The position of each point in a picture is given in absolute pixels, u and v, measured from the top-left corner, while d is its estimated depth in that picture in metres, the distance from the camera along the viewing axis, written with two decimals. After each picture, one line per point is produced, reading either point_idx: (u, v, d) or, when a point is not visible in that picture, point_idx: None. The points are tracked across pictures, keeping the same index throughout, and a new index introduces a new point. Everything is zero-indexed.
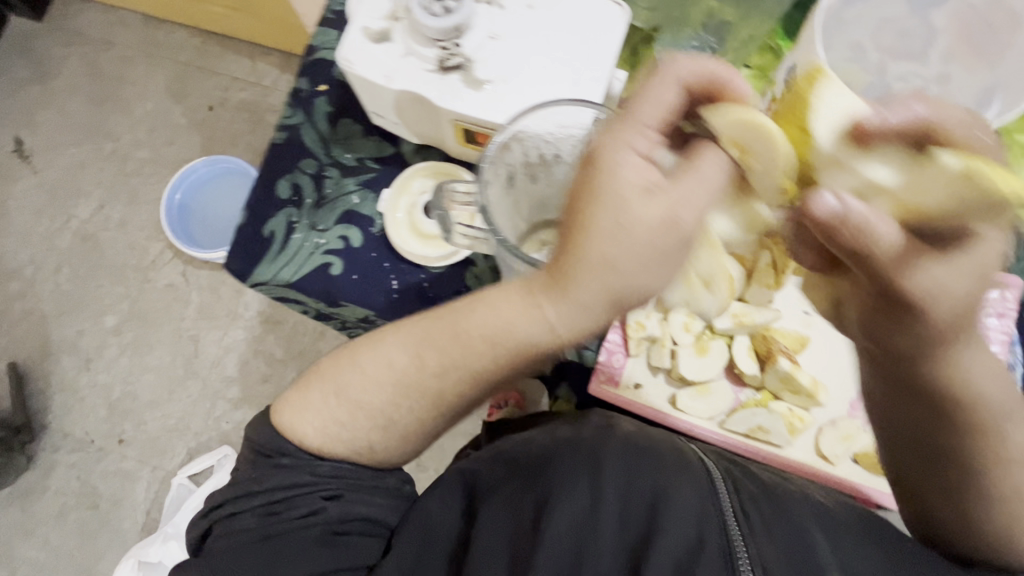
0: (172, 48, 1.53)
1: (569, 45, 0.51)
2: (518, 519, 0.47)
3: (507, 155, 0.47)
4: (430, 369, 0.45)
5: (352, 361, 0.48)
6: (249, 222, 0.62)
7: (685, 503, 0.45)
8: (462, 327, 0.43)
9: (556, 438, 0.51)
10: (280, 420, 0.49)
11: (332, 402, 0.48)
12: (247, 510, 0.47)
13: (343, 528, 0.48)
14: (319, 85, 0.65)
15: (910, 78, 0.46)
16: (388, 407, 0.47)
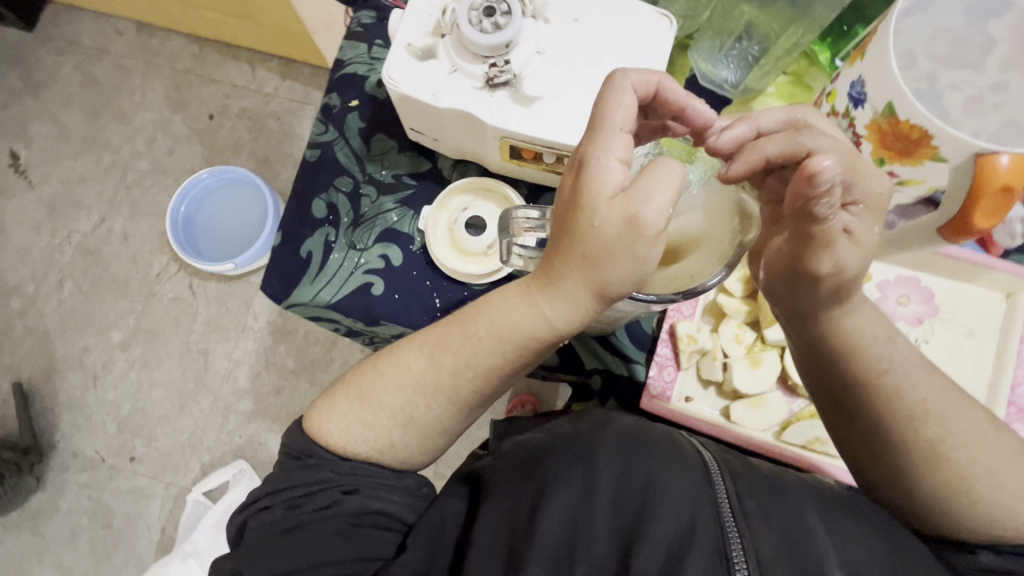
0: (170, 56, 1.50)
1: (619, 58, 0.50)
2: (513, 519, 0.43)
3: None
4: (447, 369, 0.43)
5: (375, 369, 0.47)
6: (284, 242, 0.61)
7: (680, 494, 0.40)
8: (465, 327, 0.42)
9: (553, 437, 0.47)
10: (310, 423, 0.48)
11: (359, 404, 0.46)
12: (272, 504, 0.46)
13: (360, 521, 0.45)
14: (350, 100, 0.64)
15: (963, 87, 0.46)
16: (407, 405, 0.45)
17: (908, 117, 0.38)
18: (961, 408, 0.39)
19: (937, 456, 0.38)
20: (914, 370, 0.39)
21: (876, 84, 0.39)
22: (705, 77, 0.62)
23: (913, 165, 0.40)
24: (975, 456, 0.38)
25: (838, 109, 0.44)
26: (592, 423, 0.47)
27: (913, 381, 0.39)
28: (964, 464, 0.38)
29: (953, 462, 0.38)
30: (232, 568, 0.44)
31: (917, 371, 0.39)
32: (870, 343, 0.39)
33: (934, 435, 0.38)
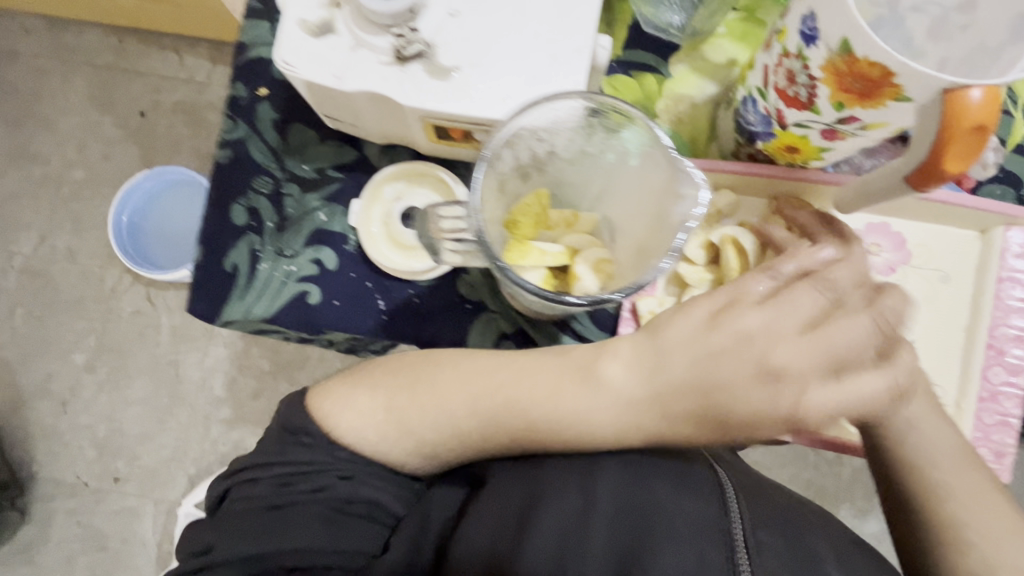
0: (87, 51, 1.38)
1: (544, 13, 0.44)
2: (501, 518, 0.42)
3: (499, 163, 0.40)
4: (492, 421, 0.42)
5: (410, 387, 0.44)
6: (206, 256, 0.55)
7: (686, 520, 0.40)
8: (551, 428, 0.41)
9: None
10: (318, 404, 0.45)
11: (381, 417, 0.44)
12: (263, 477, 0.45)
13: (349, 508, 0.44)
14: (258, 89, 0.57)
15: (927, 9, 0.41)
16: (435, 438, 0.44)
17: (866, 55, 0.33)
18: (993, 506, 0.38)
19: (962, 543, 0.38)
20: (956, 469, 0.39)
21: (830, 17, 0.34)
22: (653, 24, 0.57)
23: (875, 107, 0.36)
24: (1000, 550, 0.37)
25: (790, 50, 0.38)
26: None
27: (937, 463, 0.39)
28: (987, 555, 0.37)
29: (978, 556, 0.37)
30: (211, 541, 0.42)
31: (962, 470, 0.39)
32: (899, 413, 0.40)
33: (957, 520, 0.38)
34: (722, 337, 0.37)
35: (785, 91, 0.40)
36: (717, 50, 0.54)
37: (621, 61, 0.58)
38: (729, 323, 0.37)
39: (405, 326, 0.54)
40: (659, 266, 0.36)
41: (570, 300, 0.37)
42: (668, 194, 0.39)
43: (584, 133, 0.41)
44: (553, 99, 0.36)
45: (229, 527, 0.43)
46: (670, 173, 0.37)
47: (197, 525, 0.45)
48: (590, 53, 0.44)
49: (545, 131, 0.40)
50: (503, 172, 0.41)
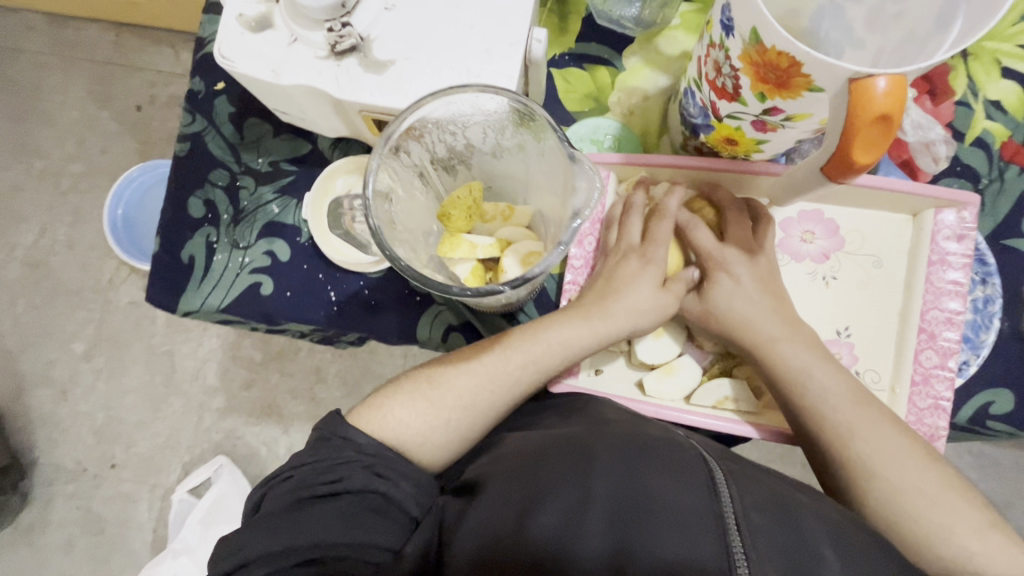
0: (86, 46, 1.40)
1: (478, 8, 0.44)
2: (501, 519, 0.40)
3: (406, 158, 0.40)
4: (513, 367, 0.48)
5: (437, 376, 0.48)
6: (164, 247, 0.56)
7: (681, 508, 0.37)
8: (564, 340, 0.47)
9: (552, 437, 0.45)
10: (361, 414, 0.47)
11: (427, 390, 0.48)
12: (293, 474, 0.43)
13: (367, 504, 0.42)
14: (215, 84, 0.58)
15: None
16: (470, 398, 0.47)
17: (773, 45, 0.33)
18: (890, 434, 0.43)
19: (863, 472, 0.43)
20: (877, 438, 0.43)
21: (739, 9, 0.34)
22: (605, 16, 0.56)
23: (793, 98, 0.36)
24: (903, 473, 0.42)
25: (715, 41, 0.38)
26: (589, 424, 0.46)
27: (832, 404, 0.44)
28: (895, 482, 0.42)
29: (883, 481, 0.42)
30: (231, 545, 0.40)
31: (886, 441, 0.43)
32: (790, 367, 0.46)
33: (861, 454, 0.43)
34: (630, 276, 0.48)
35: (715, 82, 0.40)
36: (671, 43, 0.56)
37: (572, 54, 0.58)
38: (628, 268, 0.49)
39: (356, 318, 0.55)
40: (552, 253, 0.37)
41: (457, 291, 0.36)
42: (567, 187, 0.39)
43: (498, 130, 0.41)
44: (449, 91, 0.36)
45: (252, 529, 0.40)
46: (565, 164, 0.38)
47: (223, 538, 0.42)
48: (523, 46, 0.44)
49: (455, 123, 0.40)
50: (419, 163, 0.42)
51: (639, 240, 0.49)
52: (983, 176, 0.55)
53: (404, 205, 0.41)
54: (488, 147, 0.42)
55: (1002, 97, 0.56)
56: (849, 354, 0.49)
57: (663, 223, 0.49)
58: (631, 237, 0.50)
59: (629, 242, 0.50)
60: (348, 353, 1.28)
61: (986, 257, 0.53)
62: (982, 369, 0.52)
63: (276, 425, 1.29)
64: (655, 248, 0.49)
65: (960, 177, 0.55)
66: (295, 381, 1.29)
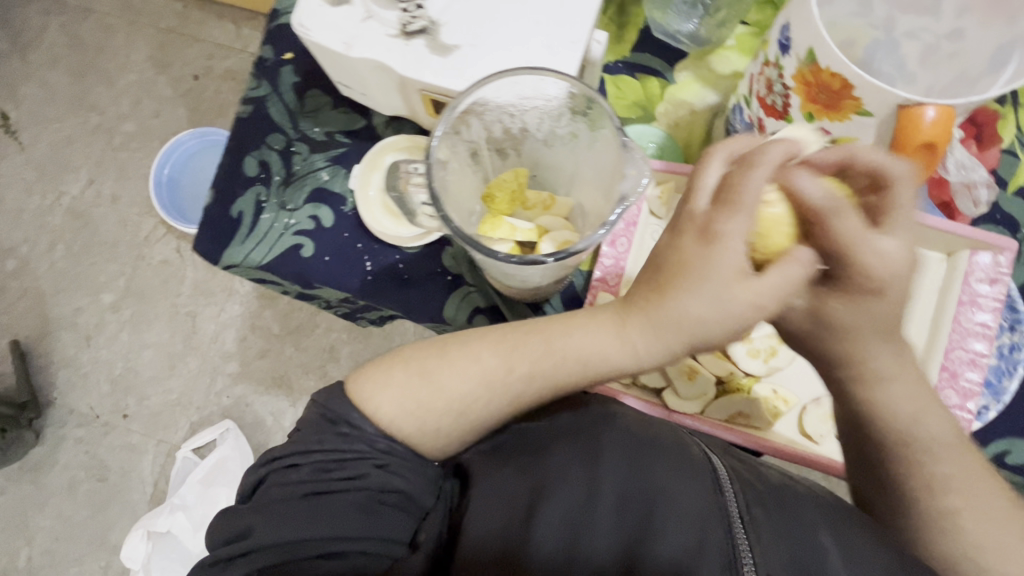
0: (154, 14, 1.46)
1: (545, 7, 0.46)
2: (511, 506, 0.41)
3: (466, 132, 0.43)
4: (519, 375, 0.42)
5: (424, 371, 0.44)
6: (215, 200, 0.59)
7: (689, 503, 0.40)
8: (579, 354, 0.40)
9: (553, 427, 0.46)
10: (355, 387, 0.45)
11: (417, 383, 0.44)
12: (302, 463, 0.43)
13: (383, 498, 0.43)
14: (284, 53, 0.61)
15: (919, 35, 0.42)
16: (467, 397, 0.43)
17: (828, 66, 0.34)
18: (976, 476, 0.40)
19: (942, 506, 0.40)
20: (974, 495, 0.40)
21: (798, 27, 0.35)
22: (662, 30, 0.58)
23: (841, 120, 0.37)
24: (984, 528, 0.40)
25: (770, 59, 0.39)
26: (591, 418, 0.46)
27: (936, 456, 0.40)
28: (966, 515, 0.40)
29: (951, 513, 0.40)
30: (246, 526, 0.41)
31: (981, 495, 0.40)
32: (901, 419, 0.39)
33: (949, 497, 0.40)
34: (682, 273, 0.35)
35: (764, 100, 0.41)
36: (723, 62, 0.56)
37: (626, 62, 0.60)
38: (679, 254, 0.35)
39: (387, 290, 0.57)
40: (597, 233, 0.38)
41: (502, 256, 0.38)
42: (614, 174, 0.41)
43: (553, 117, 0.43)
44: (515, 72, 0.38)
45: (265, 515, 0.41)
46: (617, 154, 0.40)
47: (231, 507, 0.44)
48: (583, 46, 0.45)
49: (515, 106, 0.42)
50: (473, 141, 0.44)
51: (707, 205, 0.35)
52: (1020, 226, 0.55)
53: (458, 179, 0.44)
54: (541, 132, 0.44)
55: None
56: None
57: (756, 175, 0.33)
58: (695, 205, 0.35)
59: (691, 213, 0.35)
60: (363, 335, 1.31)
61: (1018, 304, 0.52)
62: (1000, 417, 0.51)
63: (285, 396, 1.31)
64: (733, 220, 0.34)
65: (999, 226, 0.55)
66: (308, 356, 1.32)
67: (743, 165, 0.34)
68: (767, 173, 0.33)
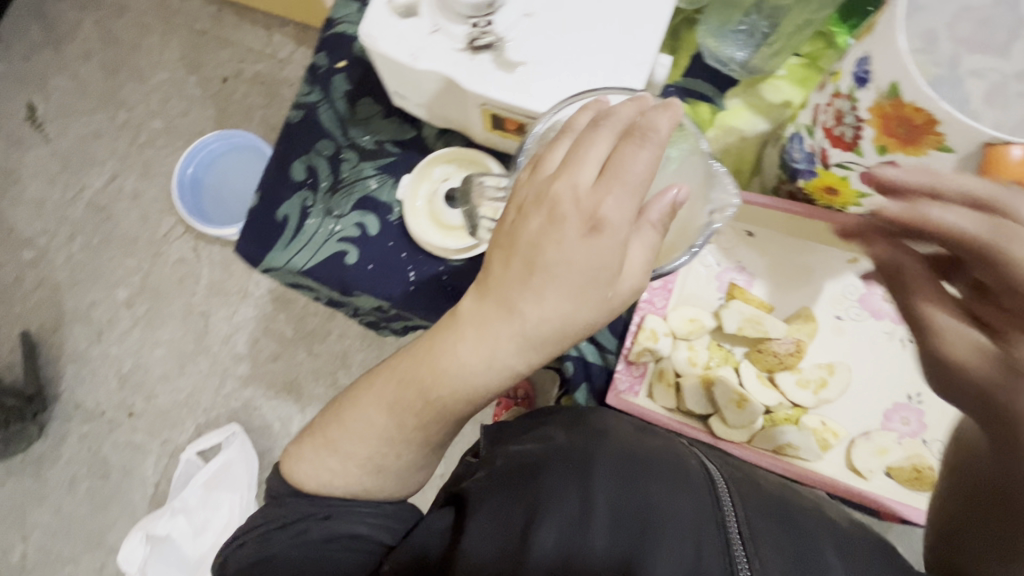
0: (187, 15, 1.46)
1: (611, 30, 0.46)
2: (507, 528, 0.40)
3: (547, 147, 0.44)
4: (409, 425, 0.44)
5: (326, 445, 0.48)
6: (261, 203, 0.59)
7: (679, 516, 0.38)
8: (449, 385, 0.40)
9: (548, 450, 0.45)
10: (284, 467, 0.50)
11: (325, 453, 0.47)
12: (247, 540, 0.48)
13: (332, 544, 0.46)
14: (338, 62, 0.61)
15: (986, 74, 0.42)
16: (376, 455, 0.46)
17: (914, 101, 0.34)
18: None
19: None
20: None
21: (883, 62, 0.35)
22: (712, 55, 0.58)
23: (915, 155, 0.37)
24: None
25: (842, 91, 0.40)
26: (588, 434, 0.46)
27: None
28: None
29: None
30: None
31: None
32: None
33: None
34: (562, 261, 0.35)
35: (831, 130, 0.42)
36: (774, 90, 0.55)
37: (678, 87, 0.60)
38: (554, 240, 0.35)
39: (430, 300, 0.57)
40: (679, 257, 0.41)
41: None
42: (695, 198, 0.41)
43: None
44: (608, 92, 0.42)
45: None
46: (703, 177, 0.40)
47: None
48: (648, 69, 0.46)
49: None
50: None
51: (591, 181, 0.34)
52: None
53: None
54: None
55: None
56: (915, 423, 0.50)
57: (643, 150, 0.34)
58: (577, 182, 0.35)
59: (572, 185, 0.34)
60: (376, 346, 1.28)
61: None
62: None
63: (293, 402, 1.29)
64: (607, 207, 0.34)
65: None
66: (321, 362, 1.29)
67: (630, 138, 0.34)
68: (609, 132, 0.35)
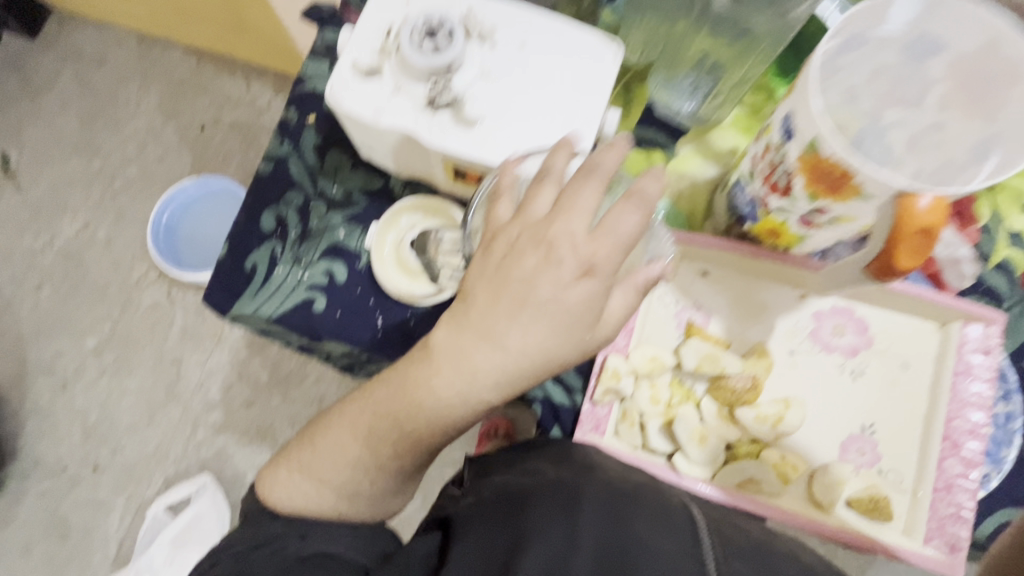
0: (166, 66, 1.49)
1: (562, 89, 0.49)
2: (487, 561, 0.40)
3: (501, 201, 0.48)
4: (384, 455, 0.45)
5: (301, 467, 0.49)
6: (229, 253, 0.60)
7: (660, 558, 0.36)
8: (426, 415, 0.42)
9: (535, 483, 0.45)
10: (260, 487, 0.50)
11: (300, 475, 0.48)
12: (216, 559, 0.46)
13: (307, 560, 0.45)
14: (307, 117, 0.64)
15: (904, 124, 0.44)
16: (351, 481, 0.47)
17: (830, 155, 0.38)
18: None
19: None
20: None
21: (805, 120, 0.38)
22: (663, 107, 0.62)
23: (843, 201, 0.40)
24: None
25: (773, 143, 0.43)
26: (575, 469, 0.45)
27: None
28: None
29: None
30: None
31: None
32: None
33: None
34: (547, 300, 0.38)
35: (768, 178, 0.44)
36: (722, 139, 0.60)
37: (632, 136, 0.63)
38: (549, 278, 0.38)
39: (399, 346, 0.58)
40: None
41: None
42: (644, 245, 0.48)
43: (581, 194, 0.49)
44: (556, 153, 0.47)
45: None
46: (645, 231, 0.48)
47: None
48: (597, 126, 0.49)
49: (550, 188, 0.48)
50: None
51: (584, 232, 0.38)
52: (1005, 298, 0.56)
53: None
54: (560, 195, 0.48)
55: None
56: (870, 454, 0.51)
57: (628, 212, 0.38)
58: (573, 229, 0.38)
59: (565, 231, 0.38)
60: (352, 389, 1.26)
61: (1009, 376, 0.53)
62: (1004, 485, 0.51)
63: (268, 450, 1.25)
64: (594, 246, 0.38)
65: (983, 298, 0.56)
66: (296, 408, 1.27)
67: (627, 201, 0.38)
68: (593, 188, 0.39)
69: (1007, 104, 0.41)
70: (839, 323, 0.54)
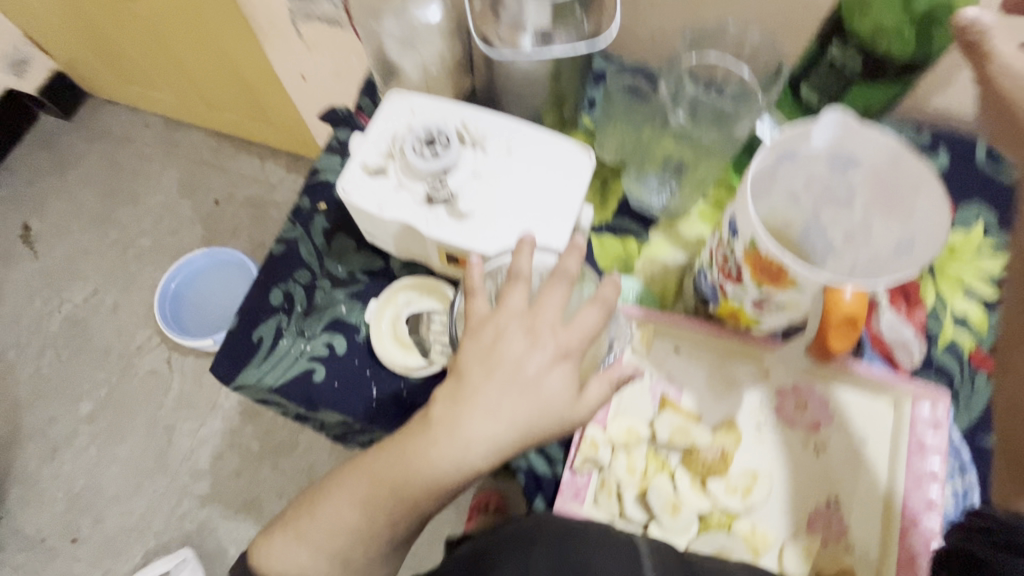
0: (188, 146, 1.61)
1: (543, 189, 0.57)
2: None
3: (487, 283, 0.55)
4: (380, 521, 0.48)
5: (297, 535, 0.50)
6: (238, 326, 0.65)
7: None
8: (422, 481, 0.45)
9: (500, 537, 0.49)
10: (255, 554, 0.52)
11: (297, 542, 0.50)
12: None
13: None
14: (319, 204, 0.71)
15: (837, 225, 0.53)
16: (346, 549, 0.49)
17: (767, 254, 0.44)
18: None
19: None
20: None
21: (743, 221, 0.46)
22: (636, 198, 0.68)
23: (784, 290, 0.46)
24: None
25: (724, 238, 0.49)
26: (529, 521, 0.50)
27: None
28: None
29: None
30: None
31: None
32: None
33: None
34: (528, 377, 0.45)
35: (723, 268, 0.51)
36: (690, 227, 0.66)
37: (608, 225, 0.68)
38: (535, 359, 0.46)
39: (391, 416, 0.61)
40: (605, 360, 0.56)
41: None
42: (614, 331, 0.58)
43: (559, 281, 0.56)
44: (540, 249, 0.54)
45: None
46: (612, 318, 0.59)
47: None
48: (572, 220, 0.56)
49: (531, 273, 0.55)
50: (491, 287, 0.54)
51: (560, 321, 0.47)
52: (956, 379, 0.60)
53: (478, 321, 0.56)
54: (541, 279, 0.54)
55: (967, 313, 0.63)
56: (838, 527, 0.54)
57: (593, 311, 0.48)
58: (552, 319, 0.47)
59: (542, 318, 0.47)
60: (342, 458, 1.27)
61: (961, 452, 0.56)
62: None
63: (253, 523, 1.23)
64: (567, 331, 0.47)
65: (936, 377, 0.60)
66: (285, 478, 1.26)
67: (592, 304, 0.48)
68: (562, 285, 0.48)
69: (915, 214, 0.47)
70: (805, 399, 0.58)
